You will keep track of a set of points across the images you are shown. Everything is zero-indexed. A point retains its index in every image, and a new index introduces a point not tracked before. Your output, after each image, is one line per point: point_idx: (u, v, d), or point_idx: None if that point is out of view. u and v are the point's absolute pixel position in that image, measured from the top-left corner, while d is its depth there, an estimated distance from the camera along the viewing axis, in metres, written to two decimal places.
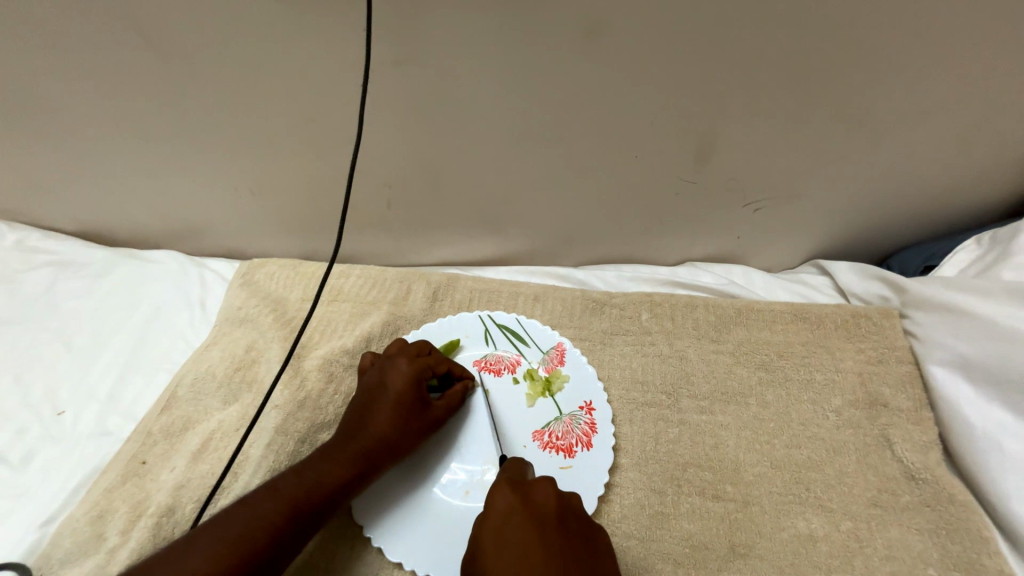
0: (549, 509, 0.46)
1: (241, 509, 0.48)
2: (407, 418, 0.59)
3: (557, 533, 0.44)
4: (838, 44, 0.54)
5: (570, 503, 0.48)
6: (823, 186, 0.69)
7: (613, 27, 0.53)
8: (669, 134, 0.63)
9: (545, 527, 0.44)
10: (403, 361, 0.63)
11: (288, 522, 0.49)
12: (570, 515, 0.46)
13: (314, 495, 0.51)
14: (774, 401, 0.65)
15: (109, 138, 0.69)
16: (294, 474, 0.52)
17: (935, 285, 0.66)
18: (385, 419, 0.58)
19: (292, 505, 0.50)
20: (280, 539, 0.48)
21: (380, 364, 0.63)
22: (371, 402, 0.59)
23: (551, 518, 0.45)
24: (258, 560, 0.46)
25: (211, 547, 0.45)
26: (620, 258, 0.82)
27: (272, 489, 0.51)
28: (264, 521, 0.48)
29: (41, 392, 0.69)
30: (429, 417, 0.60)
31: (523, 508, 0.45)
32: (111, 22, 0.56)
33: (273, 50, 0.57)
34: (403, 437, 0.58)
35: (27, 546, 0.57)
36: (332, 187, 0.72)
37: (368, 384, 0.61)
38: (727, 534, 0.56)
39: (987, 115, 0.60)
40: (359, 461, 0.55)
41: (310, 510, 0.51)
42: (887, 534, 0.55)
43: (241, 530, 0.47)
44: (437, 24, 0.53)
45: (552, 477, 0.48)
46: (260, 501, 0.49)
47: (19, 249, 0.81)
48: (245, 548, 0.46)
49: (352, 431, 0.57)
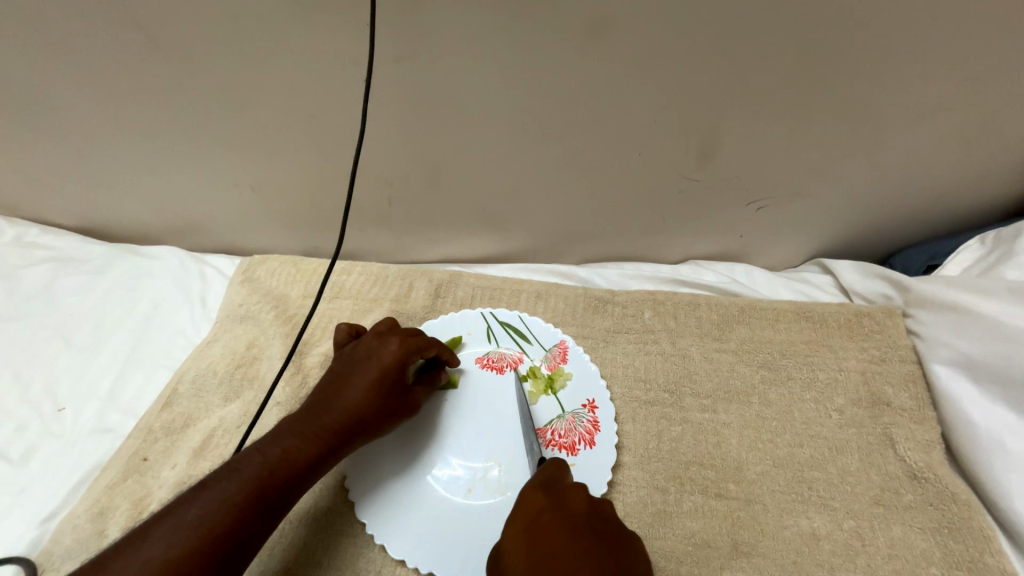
0: (582, 512, 0.46)
1: (205, 493, 0.47)
2: (384, 397, 0.58)
3: (590, 535, 0.44)
4: (841, 44, 0.54)
5: (603, 509, 0.48)
6: (826, 185, 0.69)
7: (615, 26, 0.53)
8: (672, 132, 0.62)
9: (577, 529, 0.44)
10: (394, 339, 0.61)
11: (254, 504, 0.48)
12: (601, 519, 0.46)
13: (280, 475, 0.50)
14: (776, 399, 0.65)
15: (111, 135, 0.69)
16: (258, 454, 0.51)
17: (936, 284, 0.66)
18: (362, 396, 0.57)
19: (258, 487, 0.48)
20: (248, 523, 0.47)
21: (368, 339, 0.62)
22: (352, 377, 0.59)
23: (582, 520, 0.45)
24: (225, 547, 0.45)
25: (172, 533, 0.44)
26: (622, 256, 0.82)
27: (234, 469, 0.49)
28: (228, 505, 0.46)
29: (41, 388, 0.68)
30: (406, 401, 0.60)
31: (555, 509, 0.46)
32: (111, 18, 0.56)
33: (274, 47, 0.57)
34: (377, 416, 0.57)
35: (29, 542, 0.57)
36: (334, 184, 0.72)
37: (353, 357, 0.61)
38: (728, 532, 0.56)
39: (992, 114, 0.60)
40: (330, 438, 0.54)
41: (278, 489, 0.50)
42: (889, 533, 0.55)
43: (204, 517, 0.45)
44: (439, 22, 0.53)
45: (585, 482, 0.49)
46: (224, 484, 0.48)
47: (18, 245, 0.80)
48: (209, 535, 0.45)
49: (327, 403, 0.56)
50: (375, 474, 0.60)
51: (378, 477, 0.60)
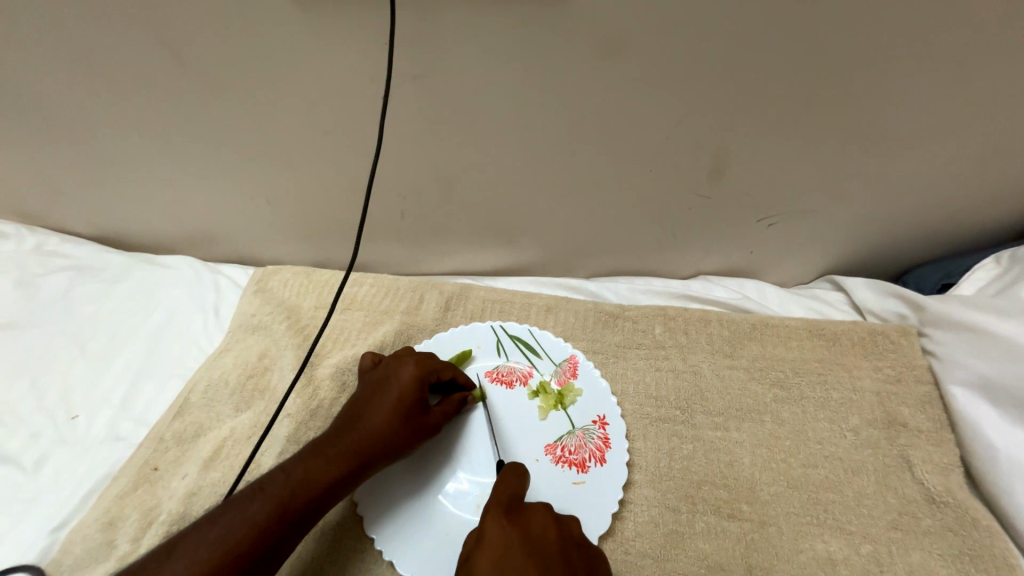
0: (550, 538, 0.46)
1: (227, 511, 0.47)
2: (405, 418, 0.58)
3: (559, 560, 0.44)
4: (855, 63, 0.54)
5: (569, 530, 0.48)
6: (839, 203, 0.69)
7: (629, 44, 0.53)
8: (685, 148, 0.63)
9: (545, 553, 0.44)
10: (411, 361, 0.63)
11: (275, 525, 0.48)
12: (570, 543, 0.47)
13: (301, 494, 0.50)
14: (789, 418, 0.64)
15: (131, 145, 0.70)
16: (281, 474, 0.51)
17: (953, 303, 0.65)
18: (385, 414, 0.58)
19: (280, 506, 0.49)
20: (269, 543, 0.47)
21: (386, 364, 0.64)
22: (372, 400, 0.59)
23: (550, 544, 0.45)
24: (245, 566, 0.45)
25: (196, 552, 0.45)
26: (632, 270, 0.81)
27: (259, 489, 0.49)
28: (250, 525, 0.47)
29: (55, 396, 0.69)
30: (427, 422, 0.60)
31: (524, 538, 0.45)
32: (136, 34, 0.57)
33: (294, 62, 0.58)
34: (397, 437, 0.57)
35: (39, 550, 0.57)
36: (348, 197, 0.72)
37: (373, 381, 0.62)
38: (743, 555, 0.55)
39: (1008, 134, 0.59)
40: (353, 458, 0.54)
41: (299, 509, 0.50)
42: (908, 558, 0.54)
43: (226, 535, 0.46)
44: (456, 39, 0.54)
45: (548, 505, 0.49)
46: (247, 502, 0.48)
47: (37, 252, 0.81)
48: (229, 554, 0.45)
49: (348, 426, 0.57)
50: (385, 487, 0.60)
51: (388, 491, 0.60)
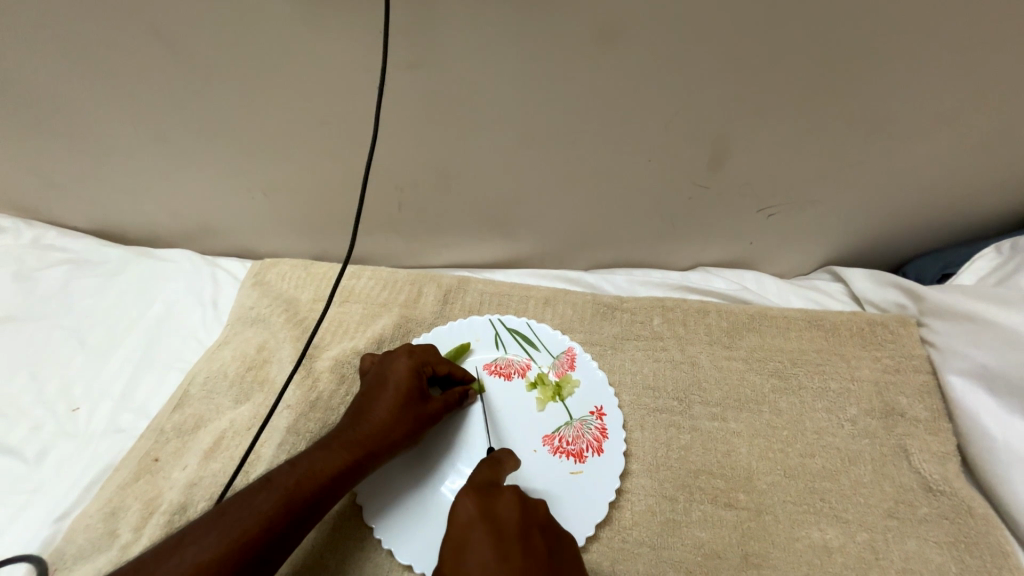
0: (512, 520, 0.45)
1: (236, 503, 0.48)
2: (406, 407, 0.59)
3: (517, 546, 0.43)
4: (852, 51, 0.53)
5: (535, 512, 0.48)
6: (838, 193, 0.68)
7: (625, 33, 0.53)
8: (683, 138, 0.62)
9: (504, 540, 0.43)
10: (404, 354, 0.63)
11: (282, 514, 0.48)
12: (533, 526, 0.46)
13: (307, 485, 0.51)
14: (787, 408, 0.64)
15: (127, 137, 0.69)
16: (288, 466, 0.52)
17: (952, 293, 0.65)
18: (387, 406, 0.58)
19: (286, 497, 0.49)
20: (276, 532, 0.47)
21: (380, 360, 0.64)
22: (372, 394, 0.60)
23: (512, 529, 0.45)
24: (253, 555, 0.46)
25: (205, 540, 0.45)
26: (631, 261, 0.81)
27: (268, 481, 0.50)
28: (258, 514, 0.47)
29: (56, 388, 0.69)
30: (429, 411, 0.60)
31: (487, 520, 0.45)
32: (129, 25, 0.57)
33: (288, 52, 0.57)
34: (401, 427, 0.58)
35: (41, 541, 0.58)
36: (346, 189, 0.72)
37: (370, 378, 0.62)
38: (739, 543, 0.55)
39: (1009, 121, 0.59)
40: (357, 449, 0.55)
41: (305, 499, 0.50)
42: (905, 547, 0.54)
43: (234, 524, 0.46)
44: (450, 29, 0.53)
45: (518, 486, 0.49)
46: (255, 493, 0.49)
47: (36, 246, 0.82)
48: (238, 542, 0.45)
49: (352, 420, 0.57)
50: (386, 480, 0.60)
51: (388, 483, 0.60)
